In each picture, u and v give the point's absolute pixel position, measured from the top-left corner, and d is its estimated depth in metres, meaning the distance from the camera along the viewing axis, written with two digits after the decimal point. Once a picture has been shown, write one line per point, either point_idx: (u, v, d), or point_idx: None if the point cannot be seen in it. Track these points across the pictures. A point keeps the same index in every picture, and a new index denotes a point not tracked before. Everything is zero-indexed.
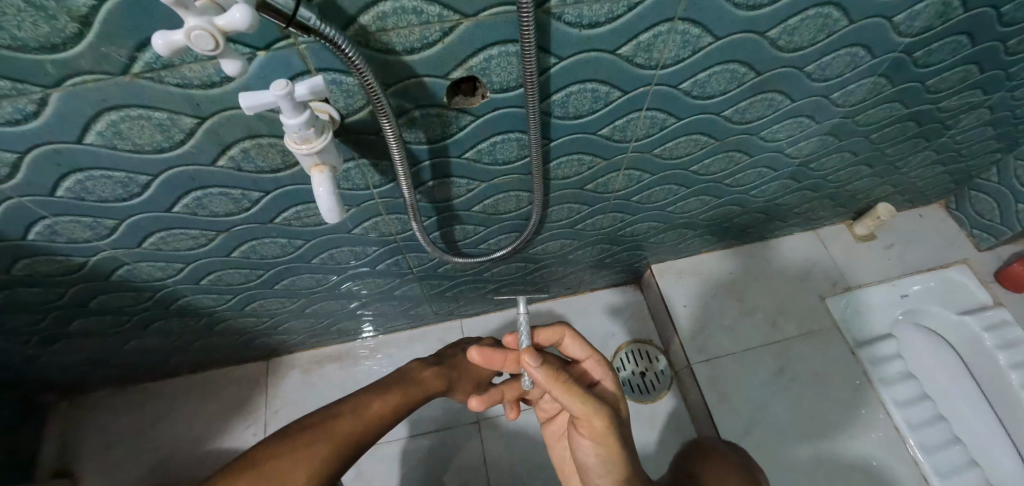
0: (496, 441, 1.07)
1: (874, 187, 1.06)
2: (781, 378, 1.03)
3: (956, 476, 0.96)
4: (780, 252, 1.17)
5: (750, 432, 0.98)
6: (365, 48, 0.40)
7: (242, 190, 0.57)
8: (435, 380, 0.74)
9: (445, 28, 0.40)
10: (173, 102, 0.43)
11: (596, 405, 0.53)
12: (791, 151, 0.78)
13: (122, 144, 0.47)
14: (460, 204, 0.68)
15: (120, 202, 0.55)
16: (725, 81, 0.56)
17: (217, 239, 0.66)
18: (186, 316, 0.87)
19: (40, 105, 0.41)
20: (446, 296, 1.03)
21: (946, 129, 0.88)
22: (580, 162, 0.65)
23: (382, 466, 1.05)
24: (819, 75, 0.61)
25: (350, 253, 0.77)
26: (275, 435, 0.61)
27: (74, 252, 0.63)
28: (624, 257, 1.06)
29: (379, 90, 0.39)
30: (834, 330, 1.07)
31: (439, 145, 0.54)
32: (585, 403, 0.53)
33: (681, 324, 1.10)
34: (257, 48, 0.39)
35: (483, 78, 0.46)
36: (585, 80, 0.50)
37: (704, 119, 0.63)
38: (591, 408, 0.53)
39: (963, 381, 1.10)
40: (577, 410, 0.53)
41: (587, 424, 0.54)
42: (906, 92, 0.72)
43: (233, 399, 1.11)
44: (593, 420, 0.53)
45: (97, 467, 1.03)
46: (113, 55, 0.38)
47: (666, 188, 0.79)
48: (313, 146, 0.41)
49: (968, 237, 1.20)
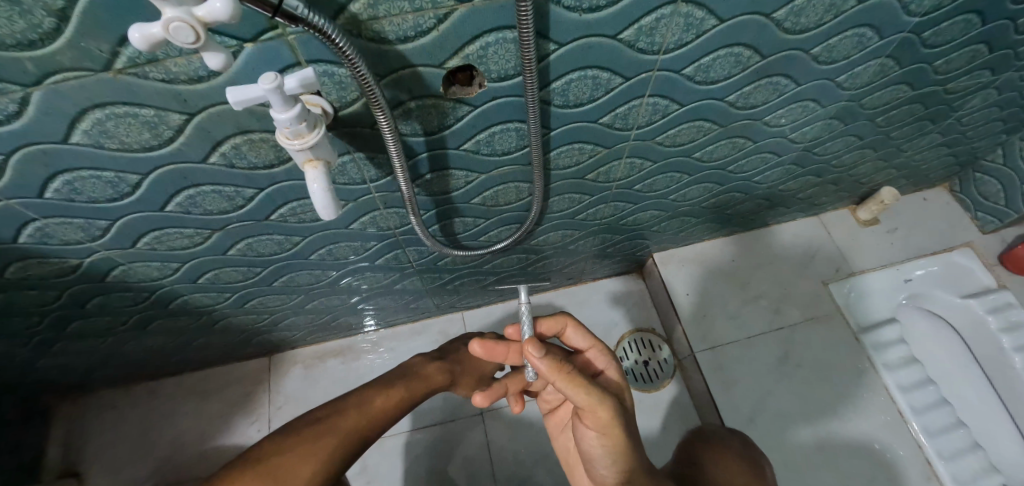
0: (500, 433, 1.07)
1: (878, 171, 1.04)
2: (784, 365, 1.02)
3: (959, 459, 0.96)
4: (783, 238, 1.16)
5: (753, 420, 0.98)
6: (357, 38, 0.39)
7: (236, 187, 0.56)
8: (438, 374, 0.73)
9: (439, 15, 0.38)
10: (159, 98, 0.42)
11: (600, 395, 0.52)
12: (796, 136, 0.77)
13: (110, 143, 0.46)
14: (459, 196, 0.66)
15: (111, 202, 0.54)
16: (729, 66, 0.55)
17: (213, 237, 0.65)
18: (185, 315, 0.86)
19: (22, 105, 0.40)
20: (447, 289, 1.02)
21: (953, 111, 0.87)
22: (581, 151, 0.63)
23: (387, 460, 1.05)
24: (826, 58, 0.59)
25: (349, 248, 0.76)
26: (279, 433, 0.61)
27: (67, 253, 0.62)
28: (626, 246, 1.04)
29: (371, 80, 0.38)
30: (837, 316, 1.07)
31: (436, 137, 0.53)
32: (589, 394, 0.52)
33: (684, 312, 1.09)
34: (244, 40, 0.37)
35: (480, 67, 0.45)
36: (586, 67, 0.49)
37: (708, 105, 0.61)
38: (596, 399, 0.52)
39: (966, 365, 1.10)
40: (582, 402, 0.52)
41: (592, 415, 0.53)
42: (914, 74, 0.70)
43: (236, 396, 1.10)
44: (598, 411, 0.52)
45: (102, 467, 1.03)
46: (93, 50, 0.36)
47: (669, 176, 0.78)
48: (305, 141, 0.40)
49: (972, 219, 1.19)
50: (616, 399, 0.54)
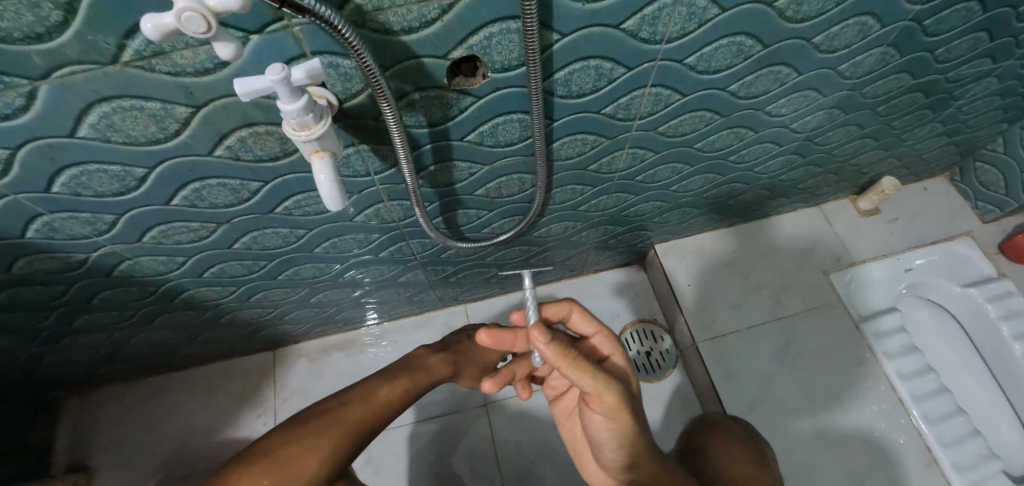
0: (504, 424, 1.07)
1: (879, 160, 1.04)
2: (785, 354, 1.03)
3: (959, 446, 0.97)
4: (784, 228, 1.16)
5: (754, 409, 0.98)
6: (362, 29, 0.39)
7: (241, 180, 0.56)
8: (442, 365, 0.73)
9: (444, 5, 0.39)
10: (166, 91, 0.42)
11: (605, 380, 0.53)
12: (797, 125, 0.77)
13: (117, 137, 0.46)
14: (463, 188, 0.67)
15: (118, 196, 0.54)
16: (731, 55, 0.55)
17: (218, 231, 0.65)
18: (191, 310, 0.86)
19: (29, 98, 0.40)
20: (450, 282, 1.03)
21: (954, 100, 0.87)
22: (583, 142, 0.64)
23: (392, 451, 1.06)
24: (827, 46, 0.59)
25: (353, 241, 0.76)
26: (288, 424, 0.61)
27: (73, 248, 0.62)
28: (628, 237, 1.05)
29: (377, 71, 0.38)
30: (838, 305, 1.07)
31: (440, 128, 0.53)
32: (595, 379, 0.52)
33: (685, 303, 1.09)
34: (250, 32, 0.37)
35: (484, 57, 0.45)
36: (589, 57, 0.49)
37: (709, 95, 0.61)
38: (602, 384, 0.53)
39: (966, 353, 1.10)
40: (587, 387, 0.53)
41: (598, 400, 0.53)
42: (915, 62, 0.70)
43: (241, 390, 1.11)
44: (604, 395, 0.53)
45: (109, 461, 1.04)
46: (101, 43, 0.37)
47: (670, 166, 0.78)
48: (312, 132, 0.40)
49: (973, 209, 1.19)
50: (623, 384, 0.55)
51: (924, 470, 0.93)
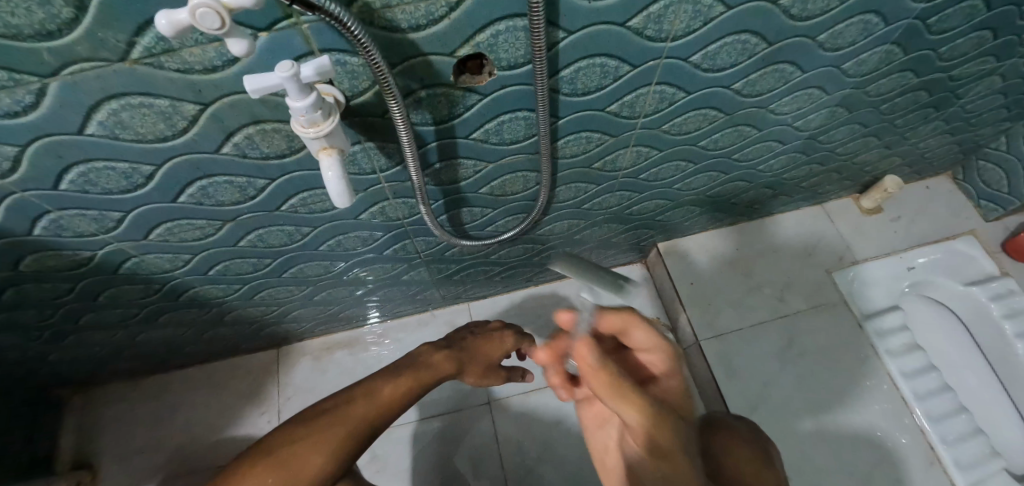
0: (508, 422, 1.08)
1: (882, 159, 1.04)
2: (788, 353, 1.03)
3: (962, 444, 0.97)
4: (787, 227, 1.16)
5: (757, 408, 0.99)
6: (370, 27, 0.39)
7: (248, 178, 0.56)
8: (446, 363, 0.69)
9: (451, 3, 0.39)
10: (175, 89, 0.42)
11: (651, 415, 0.52)
12: (801, 124, 0.77)
13: (125, 134, 0.46)
14: (468, 185, 0.67)
15: (125, 193, 0.54)
16: (736, 53, 0.55)
17: (224, 228, 0.65)
18: (195, 308, 0.87)
19: (39, 96, 0.40)
20: (454, 280, 1.03)
21: (957, 98, 0.87)
22: (589, 140, 0.64)
23: (395, 449, 1.06)
24: (831, 45, 0.59)
25: (358, 239, 0.77)
26: (294, 421, 0.62)
27: (80, 245, 0.62)
28: (631, 236, 1.05)
29: (385, 68, 0.38)
30: (841, 303, 1.07)
31: (446, 126, 0.53)
32: (640, 410, 0.52)
33: (688, 302, 1.09)
34: (259, 29, 0.38)
35: (491, 55, 0.45)
36: (595, 55, 0.49)
37: (713, 93, 0.62)
38: (647, 417, 0.52)
39: (969, 351, 1.10)
40: (632, 416, 0.52)
41: (642, 434, 0.52)
42: (919, 61, 0.70)
43: (245, 388, 1.11)
44: (649, 431, 0.51)
45: (114, 459, 1.04)
46: (111, 40, 0.37)
47: (674, 165, 0.78)
48: (320, 129, 0.41)
49: (975, 207, 1.19)
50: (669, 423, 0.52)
51: (927, 469, 0.94)
